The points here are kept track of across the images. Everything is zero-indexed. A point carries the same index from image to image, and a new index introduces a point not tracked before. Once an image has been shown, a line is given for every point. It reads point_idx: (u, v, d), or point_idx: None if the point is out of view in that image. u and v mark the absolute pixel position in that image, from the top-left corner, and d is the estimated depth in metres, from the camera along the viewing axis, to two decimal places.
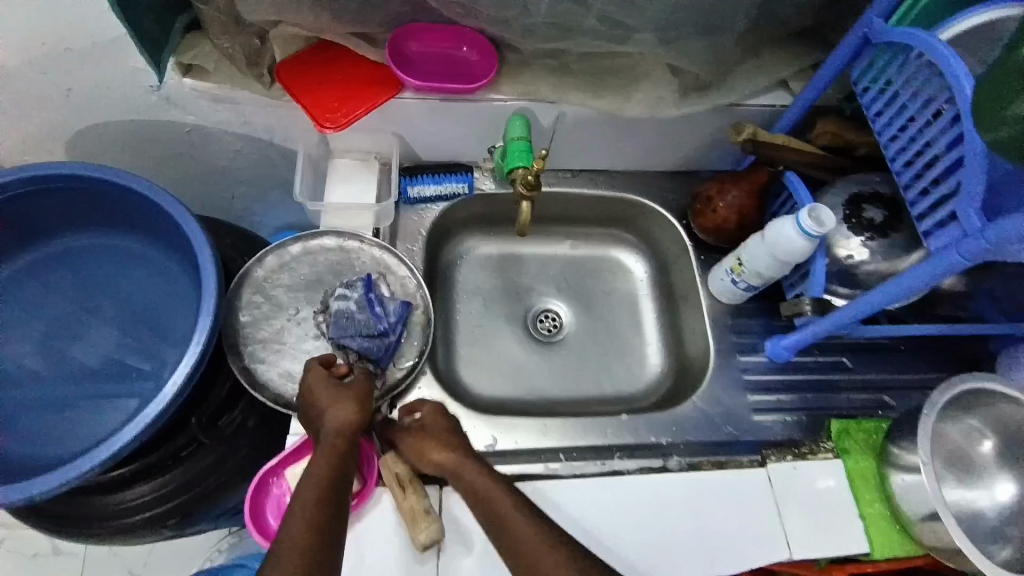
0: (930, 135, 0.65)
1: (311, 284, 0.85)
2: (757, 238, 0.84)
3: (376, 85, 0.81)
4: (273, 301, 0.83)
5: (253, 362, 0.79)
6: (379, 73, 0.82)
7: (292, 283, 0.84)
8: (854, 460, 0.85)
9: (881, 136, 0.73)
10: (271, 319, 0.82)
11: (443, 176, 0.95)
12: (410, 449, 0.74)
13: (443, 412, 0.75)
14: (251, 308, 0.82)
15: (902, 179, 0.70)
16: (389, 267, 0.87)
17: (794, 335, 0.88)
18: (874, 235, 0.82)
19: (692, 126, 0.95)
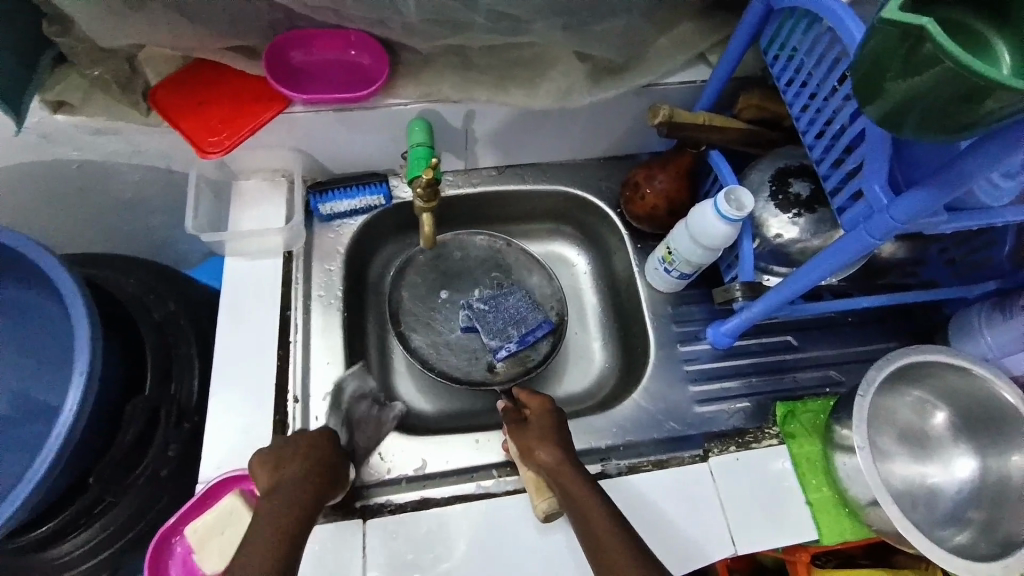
0: (837, 104, 0.61)
1: (462, 275, 0.98)
2: (682, 225, 0.81)
3: (261, 101, 0.77)
4: (424, 284, 0.96)
5: (408, 330, 0.92)
6: (265, 88, 0.78)
7: (447, 270, 0.97)
8: (800, 445, 0.82)
9: (794, 107, 0.69)
10: (426, 302, 0.95)
11: (355, 189, 0.91)
12: (521, 440, 0.75)
13: (553, 407, 0.78)
14: (412, 287, 0.95)
15: (814, 153, 0.65)
16: (531, 267, 0.98)
17: (731, 320, 0.85)
18: (802, 212, 0.79)
19: (612, 111, 0.90)
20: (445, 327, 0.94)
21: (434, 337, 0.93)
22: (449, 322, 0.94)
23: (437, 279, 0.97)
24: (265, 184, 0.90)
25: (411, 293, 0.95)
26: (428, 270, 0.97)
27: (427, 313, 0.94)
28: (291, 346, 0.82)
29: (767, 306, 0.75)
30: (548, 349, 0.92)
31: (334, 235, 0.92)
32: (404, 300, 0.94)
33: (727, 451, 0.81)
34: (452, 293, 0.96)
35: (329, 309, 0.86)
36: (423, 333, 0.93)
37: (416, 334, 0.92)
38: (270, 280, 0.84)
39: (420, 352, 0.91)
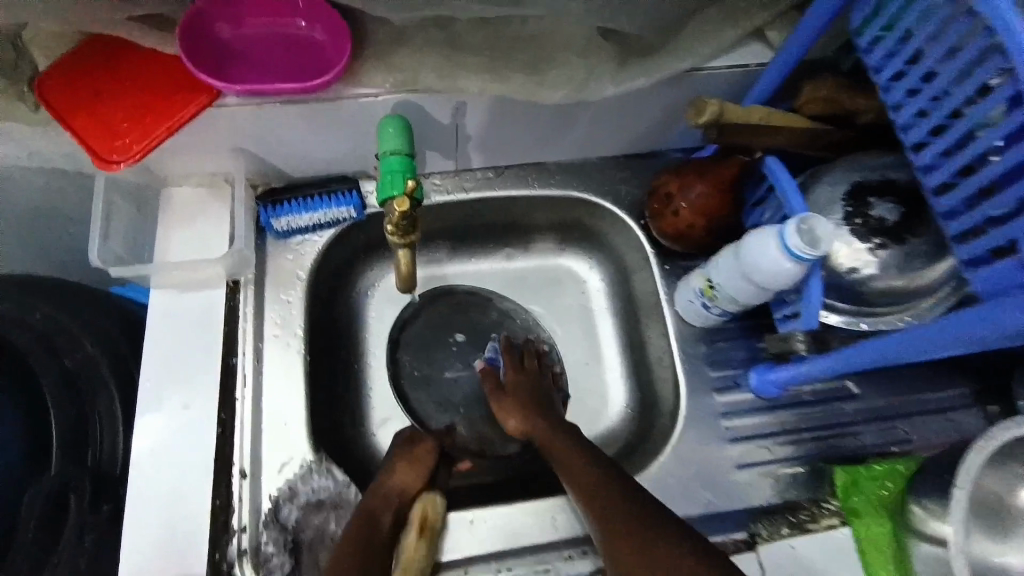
0: (978, 118, 0.45)
1: (487, 330, 0.81)
2: (731, 255, 0.64)
3: (179, 93, 0.59)
4: (447, 321, 0.81)
5: (393, 361, 0.77)
6: (184, 74, 0.60)
7: (477, 322, 0.82)
8: (866, 526, 0.69)
9: (900, 113, 0.53)
10: (444, 330, 0.80)
11: (317, 199, 0.73)
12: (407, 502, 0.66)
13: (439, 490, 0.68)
14: (436, 313, 0.81)
15: (932, 179, 0.50)
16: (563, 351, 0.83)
17: (785, 370, 0.69)
18: (886, 242, 0.61)
19: (639, 104, 0.71)
20: (445, 375, 0.78)
21: (419, 370, 0.77)
22: (451, 366, 0.78)
23: (460, 321, 0.81)
24: (202, 193, 0.72)
25: (427, 321, 0.80)
26: (454, 297, 0.82)
27: (432, 347, 0.79)
28: (237, 405, 0.65)
29: (844, 361, 0.60)
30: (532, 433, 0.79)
31: (291, 257, 0.74)
32: (421, 328, 0.79)
33: (781, 536, 0.69)
34: (467, 341, 0.81)
35: (286, 354, 0.69)
36: (420, 356, 0.78)
37: (410, 351, 0.78)
38: (208, 319, 0.68)
39: (403, 373, 0.77)
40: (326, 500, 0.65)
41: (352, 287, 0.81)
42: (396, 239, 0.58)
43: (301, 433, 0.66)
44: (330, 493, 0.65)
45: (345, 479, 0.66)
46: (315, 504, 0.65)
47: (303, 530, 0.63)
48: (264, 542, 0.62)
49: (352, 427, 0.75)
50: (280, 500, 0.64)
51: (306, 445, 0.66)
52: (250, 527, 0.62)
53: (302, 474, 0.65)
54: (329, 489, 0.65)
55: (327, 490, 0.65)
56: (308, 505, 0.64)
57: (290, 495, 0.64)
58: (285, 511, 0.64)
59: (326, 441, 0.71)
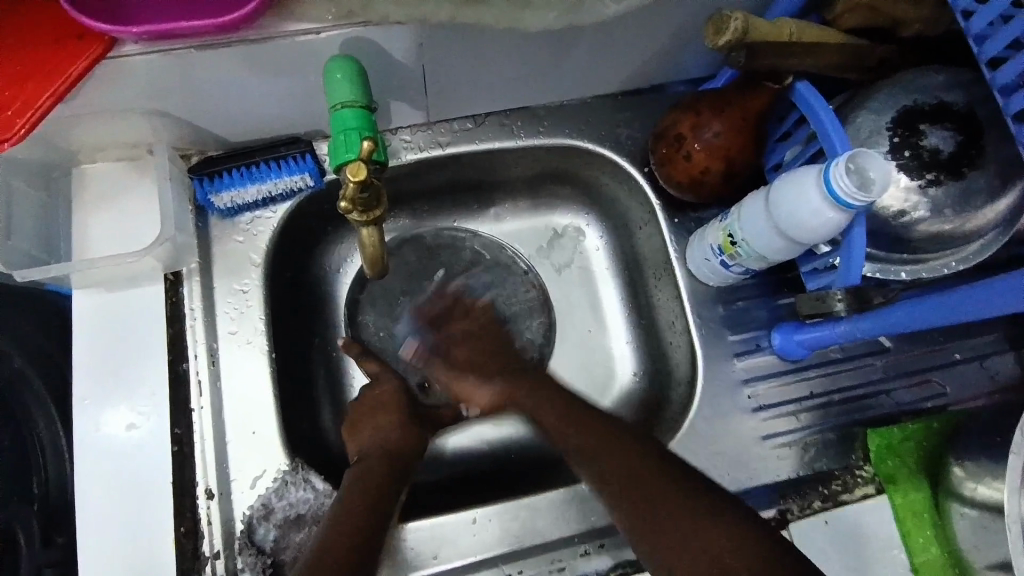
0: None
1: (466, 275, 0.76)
2: (758, 204, 0.55)
3: (55, 44, 0.46)
4: (416, 270, 0.75)
5: (359, 313, 0.71)
6: (58, 20, 0.47)
7: (451, 265, 0.76)
8: (902, 493, 0.65)
9: (974, 23, 0.46)
10: (411, 281, 0.74)
11: (264, 168, 0.61)
12: (386, 454, 0.60)
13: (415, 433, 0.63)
14: (404, 263, 0.75)
15: (1008, 103, 0.45)
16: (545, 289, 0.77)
17: (816, 333, 0.62)
18: (941, 177, 0.53)
19: (641, 28, 0.59)
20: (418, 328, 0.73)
21: (390, 324, 0.72)
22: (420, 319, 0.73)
23: (432, 265, 0.75)
24: (123, 169, 0.61)
25: (398, 272, 0.74)
26: (423, 246, 0.76)
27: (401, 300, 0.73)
28: (195, 417, 0.57)
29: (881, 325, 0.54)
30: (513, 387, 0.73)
31: (242, 239, 0.63)
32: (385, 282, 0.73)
33: (814, 511, 0.65)
34: (443, 286, 0.75)
35: (247, 353, 0.60)
36: (387, 309, 0.73)
37: (371, 308, 0.72)
38: (150, 319, 0.58)
39: (368, 336, 0.71)
40: (307, 515, 0.58)
41: (322, 266, 0.71)
42: (354, 217, 0.47)
43: (272, 441, 0.58)
44: (311, 508, 0.58)
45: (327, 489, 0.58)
46: (294, 521, 0.57)
47: (284, 552, 0.57)
48: (239, 569, 0.55)
49: (334, 424, 0.68)
50: (254, 520, 0.57)
51: (280, 452, 0.58)
52: (224, 552, 0.55)
53: (277, 486, 0.57)
54: (309, 502, 0.58)
55: (307, 504, 0.58)
56: (286, 522, 0.57)
57: (265, 513, 0.57)
58: (261, 531, 0.57)
59: (304, 446, 0.63)
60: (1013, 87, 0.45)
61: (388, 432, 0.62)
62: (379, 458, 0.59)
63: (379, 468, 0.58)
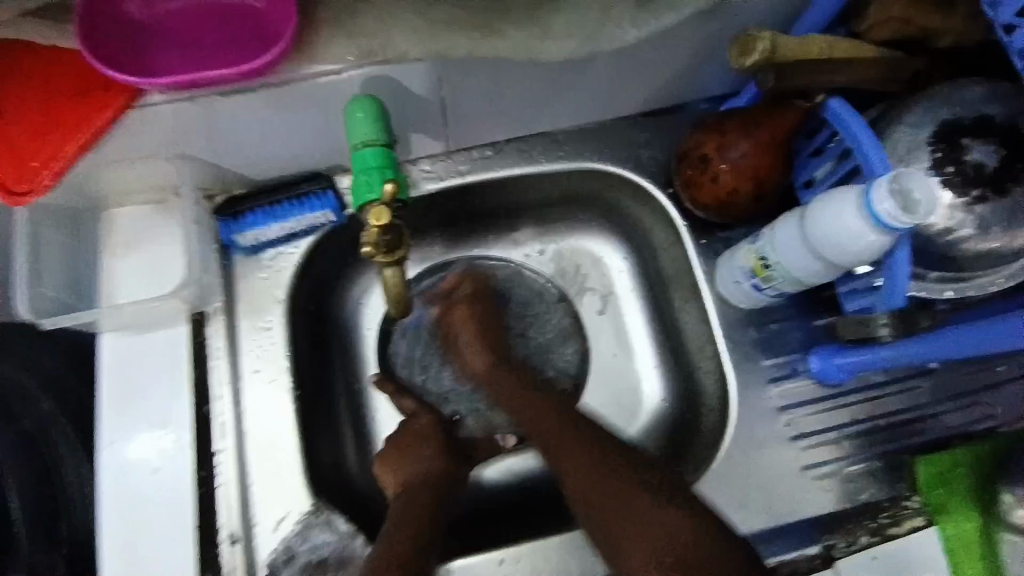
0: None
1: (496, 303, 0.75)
2: (791, 226, 0.53)
3: (78, 96, 0.48)
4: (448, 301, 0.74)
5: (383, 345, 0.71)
6: (82, 70, 0.48)
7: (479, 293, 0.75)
8: (954, 524, 0.61)
9: (1016, 38, 0.44)
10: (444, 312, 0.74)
11: (286, 205, 0.61)
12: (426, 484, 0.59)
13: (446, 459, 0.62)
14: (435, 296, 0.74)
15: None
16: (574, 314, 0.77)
17: (858, 356, 0.59)
18: (987, 194, 0.50)
19: (661, 51, 0.58)
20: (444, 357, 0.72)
21: (413, 355, 0.72)
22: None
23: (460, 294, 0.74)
24: (147, 212, 0.61)
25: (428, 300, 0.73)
26: (455, 277, 0.75)
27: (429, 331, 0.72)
28: (220, 457, 0.57)
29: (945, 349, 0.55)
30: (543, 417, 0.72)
31: (265, 275, 0.63)
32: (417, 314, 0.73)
33: (862, 546, 0.61)
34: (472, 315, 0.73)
35: (272, 391, 0.60)
36: (419, 341, 0.72)
37: (404, 341, 0.72)
38: (176, 360, 0.59)
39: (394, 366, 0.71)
40: (330, 557, 0.57)
41: (345, 299, 0.70)
42: (379, 259, 0.49)
43: (297, 481, 0.58)
44: (333, 548, 0.57)
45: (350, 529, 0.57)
46: (317, 564, 0.57)
47: None
48: None
49: (359, 459, 0.67)
50: (277, 564, 0.56)
51: (305, 492, 0.58)
52: None
53: (299, 528, 0.57)
54: (332, 543, 0.57)
55: (328, 547, 0.57)
56: (309, 566, 0.56)
57: (288, 556, 0.56)
58: None
59: (328, 483, 0.62)
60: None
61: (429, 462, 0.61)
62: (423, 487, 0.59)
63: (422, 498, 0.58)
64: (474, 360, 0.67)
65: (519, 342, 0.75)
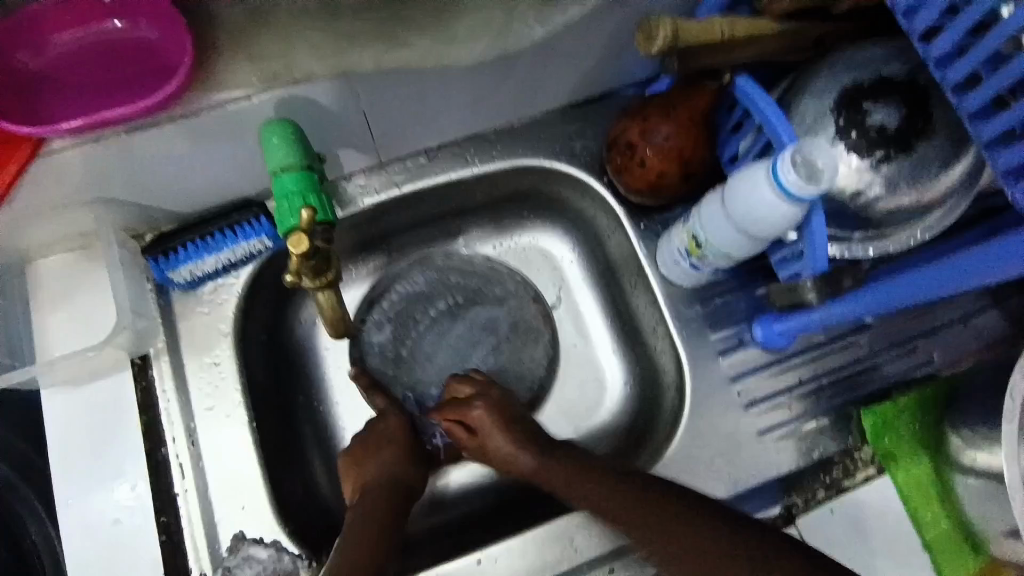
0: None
1: (472, 295, 0.76)
2: (716, 204, 0.55)
3: None
4: (426, 293, 0.76)
5: (345, 363, 0.71)
6: None
7: (457, 285, 0.76)
8: (903, 469, 0.65)
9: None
10: (423, 302, 0.75)
11: (216, 238, 0.60)
12: (373, 488, 0.59)
13: (396, 452, 0.62)
14: (413, 285, 0.76)
15: (946, 75, 0.46)
16: (547, 300, 0.78)
17: (794, 318, 0.63)
18: (891, 152, 0.53)
19: (574, 45, 0.59)
20: (419, 352, 0.73)
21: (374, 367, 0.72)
22: (429, 340, 0.74)
23: (439, 288, 0.76)
24: (72, 258, 0.60)
25: (404, 295, 0.75)
26: (432, 268, 0.76)
27: (403, 325, 0.74)
28: (180, 505, 0.57)
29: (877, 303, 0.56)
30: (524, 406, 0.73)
31: (208, 309, 0.62)
32: (395, 304, 0.75)
33: (819, 501, 0.65)
34: (447, 310, 0.75)
35: (226, 427, 0.59)
36: (392, 329, 0.74)
37: (378, 329, 0.73)
38: (124, 408, 0.58)
39: (370, 359, 0.72)
40: None
41: (294, 322, 0.70)
42: (307, 283, 0.49)
43: (262, 513, 0.58)
44: None
45: (294, 551, 0.56)
46: None
47: None
48: None
49: (328, 481, 0.67)
50: None
51: (272, 523, 0.57)
52: None
53: (232, 561, 0.55)
54: (262, 574, 0.55)
55: None
56: None
57: None
58: None
59: (297, 509, 0.62)
60: (947, 58, 0.46)
61: (389, 464, 0.61)
62: (373, 491, 0.59)
63: (375, 501, 0.58)
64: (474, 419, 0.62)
65: (491, 338, 0.75)
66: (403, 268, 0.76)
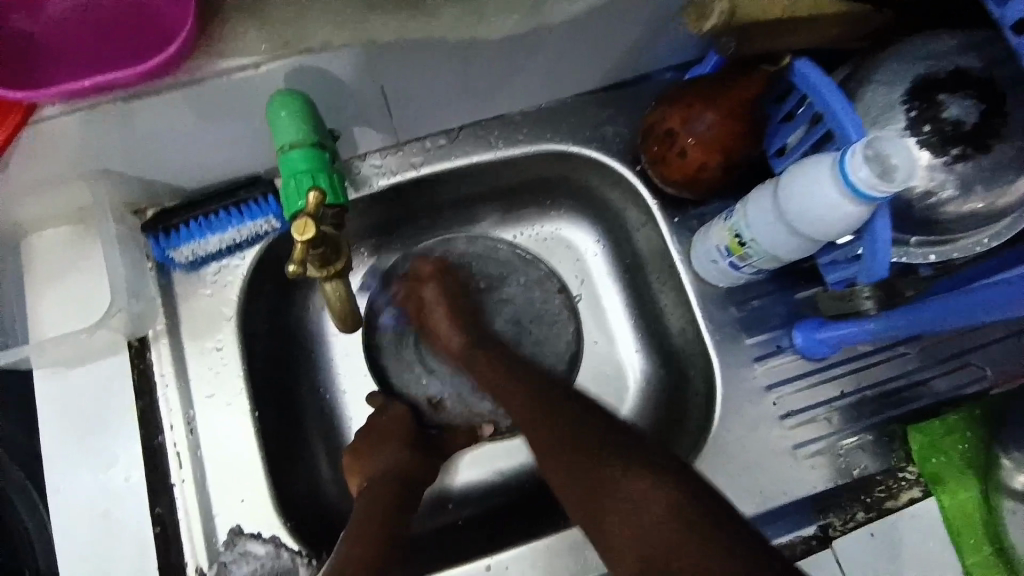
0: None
1: (493, 282, 0.72)
2: (767, 199, 0.50)
3: None
4: None
5: (354, 353, 0.68)
6: None
7: (478, 273, 0.72)
8: (951, 493, 0.59)
9: None
10: None
11: (219, 218, 0.56)
12: (378, 479, 0.56)
13: (401, 440, 0.60)
14: None
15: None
16: (571, 293, 0.73)
17: (839, 327, 0.57)
18: (969, 149, 0.47)
19: (615, 18, 0.53)
20: None
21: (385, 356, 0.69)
22: None
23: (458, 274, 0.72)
24: (68, 233, 0.57)
25: None
26: (454, 251, 0.72)
27: None
28: (175, 495, 0.54)
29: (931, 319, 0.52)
30: None
31: (210, 291, 0.59)
32: None
33: (859, 523, 0.60)
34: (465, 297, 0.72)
35: (227, 417, 0.56)
36: (401, 319, 0.70)
37: (392, 314, 0.70)
38: (122, 393, 0.55)
39: (380, 349, 0.69)
40: None
41: (301, 308, 0.66)
42: (310, 272, 0.45)
43: (261, 509, 0.55)
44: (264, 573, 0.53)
45: (294, 548, 0.54)
46: None
47: None
48: None
49: (331, 477, 0.63)
50: None
51: (272, 518, 0.55)
52: None
53: (228, 554, 0.53)
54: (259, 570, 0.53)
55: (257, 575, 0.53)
56: None
57: None
58: None
59: (298, 506, 0.59)
60: None
61: (397, 455, 0.59)
62: (380, 480, 0.56)
63: (383, 490, 0.55)
64: (450, 340, 0.64)
65: (510, 331, 0.71)
66: (422, 248, 0.72)
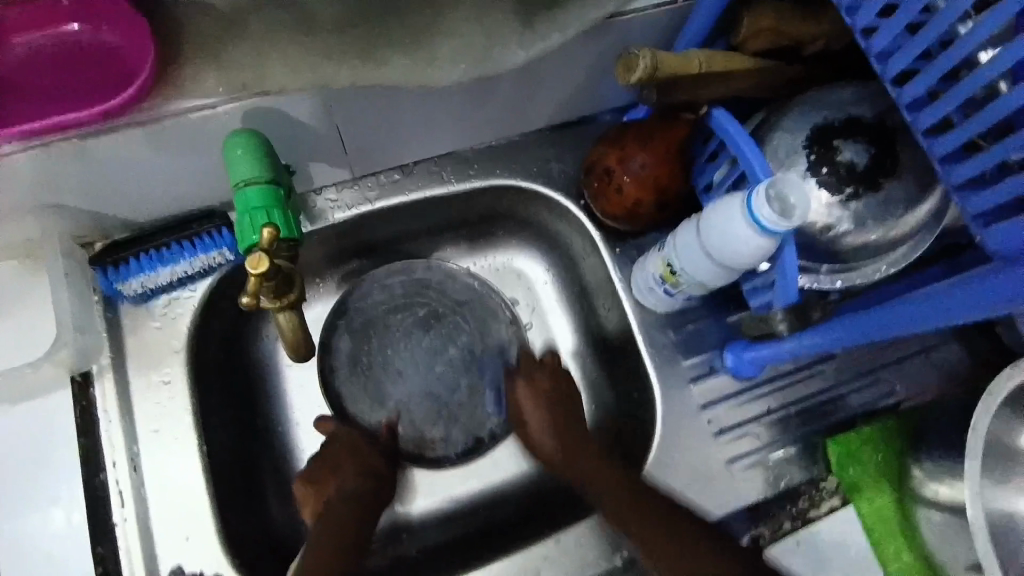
0: (974, 44, 0.40)
1: (449, 307, 0.75)
2: (692, 232, 0.55)
3: None
4: (401, 303, 0.73)
5: (309, 382, 0.69)
6: None
7: (434, 300, 0.74)
8: (867, 500, 0.65)
9: (876, 40, 0.47)
10: (399, 310, 0.73)
11: (170, 252, 0.56)
12: (338, 504, 0.57)
13: (360, 464, 0.61)
14: (388, 293, 0.74)
15: (920, 117, 0.47)
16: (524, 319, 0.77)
17: (763, 347, 0.63)
18: (860, 188, 0.54)
19: (556, 69, 0.58)
20: (390, 368, 0.71)
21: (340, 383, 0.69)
22: (400, 355, 0.72)
23: (415, 298, 0.74)
24: (12, 267, 0.56)
25: (377, 301, 0.73)
26: (411, 274, 0.75)
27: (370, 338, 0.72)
28: (118, 533, 0.53)
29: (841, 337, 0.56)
30: (498, 424, 0.72)
31: (159, 324, 0.59)
32: (370, 309, 0.73)
33: (786, 533, 0.64)
34: (422, 321, 0.73)
35: (174, 452, 0.56)
36: (357, 345, 0.71)
37: (347, 339, 0.71)
38: (64, 429, 0.54)
39: (334, 378, 0.70)
40: None
41: (255, 339, 0.66)
42: (262, 303, 0.46)
43: (208, 546, 0.55)
44: None
45: None
46: None
47: None
48: None
49: (283, 508, 0.63)
50: None
51: (217, 557, 0.54)
52: None
53: None
54: None
55: None
56: None
57: None
58: None
59: (247, 540, 0.58)
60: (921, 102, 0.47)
61: (354, 480, 0.59)
62: (339, 505, 0.57)
63: (342, 515, 0.56)
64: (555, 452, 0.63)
65: (464, 355, 0.73)
66: (380, 273, 0.74)
